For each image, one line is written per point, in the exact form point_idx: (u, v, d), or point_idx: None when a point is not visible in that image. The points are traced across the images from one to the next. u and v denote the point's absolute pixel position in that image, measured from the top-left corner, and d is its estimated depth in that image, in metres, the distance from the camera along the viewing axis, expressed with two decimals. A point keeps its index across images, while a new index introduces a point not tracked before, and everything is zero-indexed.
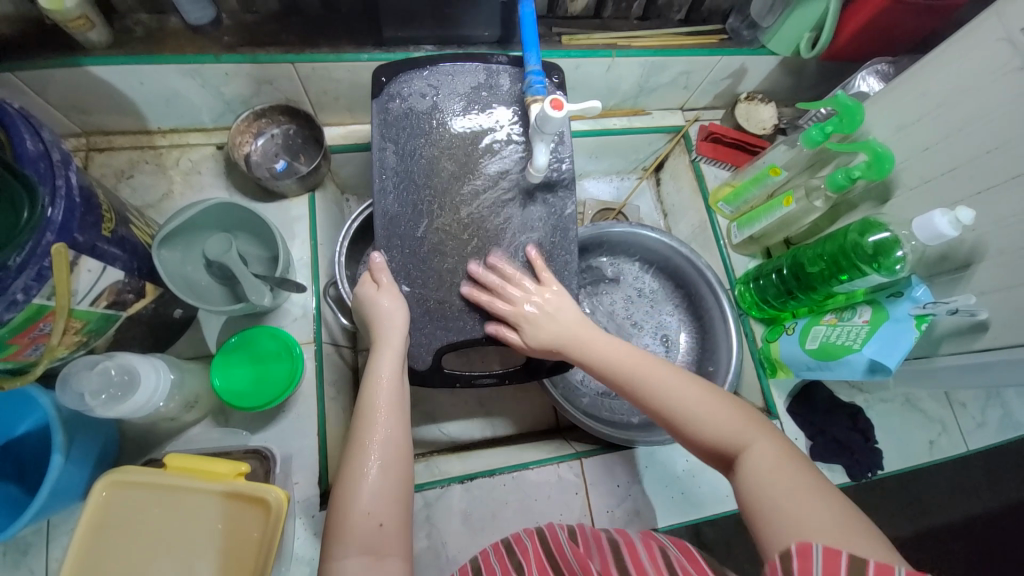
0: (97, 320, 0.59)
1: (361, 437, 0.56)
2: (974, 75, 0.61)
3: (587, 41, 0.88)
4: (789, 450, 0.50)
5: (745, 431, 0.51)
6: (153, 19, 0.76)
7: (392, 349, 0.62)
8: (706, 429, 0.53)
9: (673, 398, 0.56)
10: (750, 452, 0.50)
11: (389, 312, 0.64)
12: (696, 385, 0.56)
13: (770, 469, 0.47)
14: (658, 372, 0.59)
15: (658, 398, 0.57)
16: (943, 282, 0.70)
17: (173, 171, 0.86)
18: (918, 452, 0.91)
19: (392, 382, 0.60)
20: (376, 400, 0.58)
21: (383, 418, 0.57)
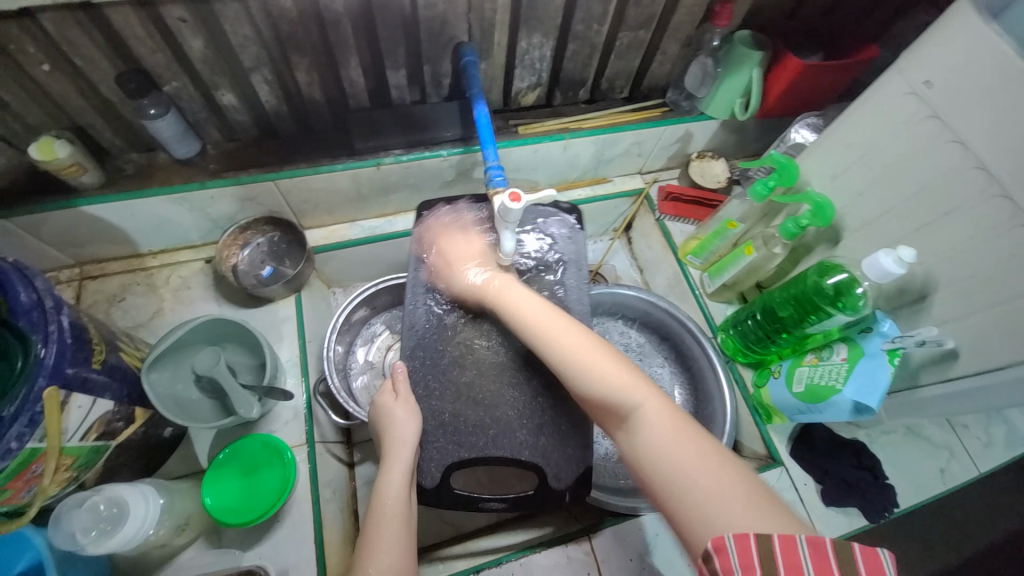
0: (87, 454, 0.60)
1: (365, 572, 0.55)
2: (887, 127, 0.67)
3: (541, 128, 0.97)
4: (675, 407, 0.54)
5: (641, 393, 0.55)
6: (143, 157, 0.83)
7: (403, 460, 0.62)
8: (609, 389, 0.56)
9: (581, 363, 0.58)
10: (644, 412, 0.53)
11: (403, 424, 0.64)
12: (602, 353, 0.59)
13: (662, 428, 0.52)
14: (574, 344, 0.60)
15: (567, 363, 0.59)
16: (907, 313, 0.72)
17: (164, 289, 0.89)
18: (931, 482, 0.89)
19: (400, 501, 0.60)
20: (385, 521, 0.58)
21: (391, 540, 0.57)
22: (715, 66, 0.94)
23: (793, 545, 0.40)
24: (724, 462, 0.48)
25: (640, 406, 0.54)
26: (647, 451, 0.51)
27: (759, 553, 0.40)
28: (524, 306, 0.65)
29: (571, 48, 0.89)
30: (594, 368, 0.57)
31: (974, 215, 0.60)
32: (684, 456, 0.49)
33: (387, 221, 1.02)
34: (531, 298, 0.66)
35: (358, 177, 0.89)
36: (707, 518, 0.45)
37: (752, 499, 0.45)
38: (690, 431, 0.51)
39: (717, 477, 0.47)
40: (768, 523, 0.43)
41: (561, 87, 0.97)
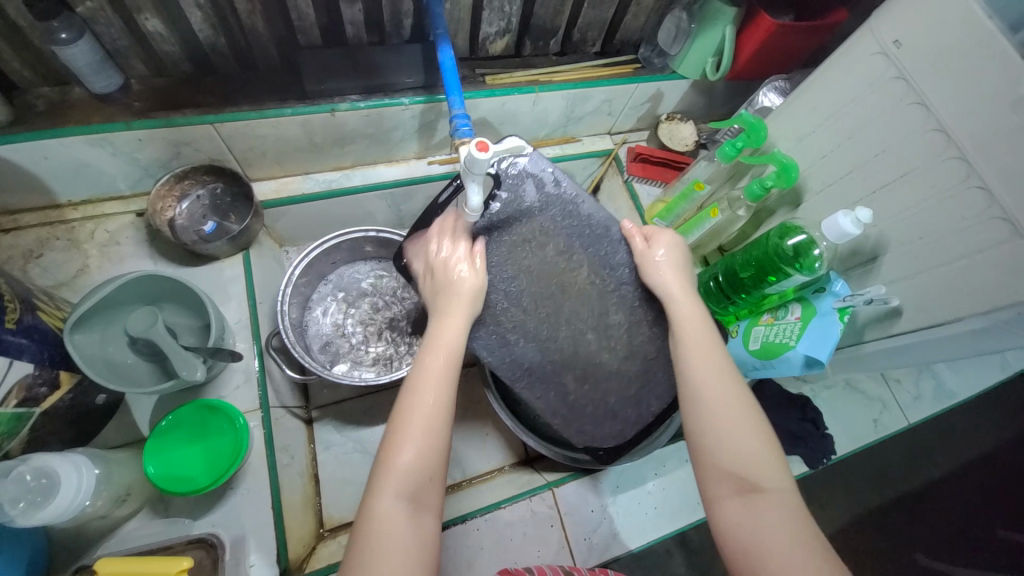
0: (6, 423, 0.53)
1: (410, 406, 0.53)
2: (855, 88, 0.68)
3: (509, 79, 0.92)
4: (807, 515, 0.51)
5: (770, 471, 0.52)
6: (55, 92, 0.73)
7: (461, 311, 0.60)
8: (749, 457, 0.53)
9: (726, 420, 0.54)
10: (776, 500, 0.50)
11: (460, 278, 0.61)
12: (752, 417, 0.55)
13: (780, 525, 0.49)
14: (721, 391, 0.56)
15: (708, 407, 0.55)
16: (857, 274, 0.75)
17: (88, 245, 0.80)
18: (864, 431, 0.96)
19: (453, 342, 0.58)
20: (429, 363, 0.55)
21: (438, 376, 0.55)
22: (688, 22, 0.93)
23: None
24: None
25: (763, 482, 0.52)
26: (751, 535, 0.49)
27: None
28: (689, 309, 0.62)
29: None
30: (728, 418, 0.55)
31: (927, 178, 0.62)
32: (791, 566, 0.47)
33: (344, 174, 0.95)
34: (709, 340, 0.60)
35: (310, 124, 0.81)
36: None
37: None
38: (820, 552, 0.48)
39: None
40: None
41: (532, 36, 0.92)
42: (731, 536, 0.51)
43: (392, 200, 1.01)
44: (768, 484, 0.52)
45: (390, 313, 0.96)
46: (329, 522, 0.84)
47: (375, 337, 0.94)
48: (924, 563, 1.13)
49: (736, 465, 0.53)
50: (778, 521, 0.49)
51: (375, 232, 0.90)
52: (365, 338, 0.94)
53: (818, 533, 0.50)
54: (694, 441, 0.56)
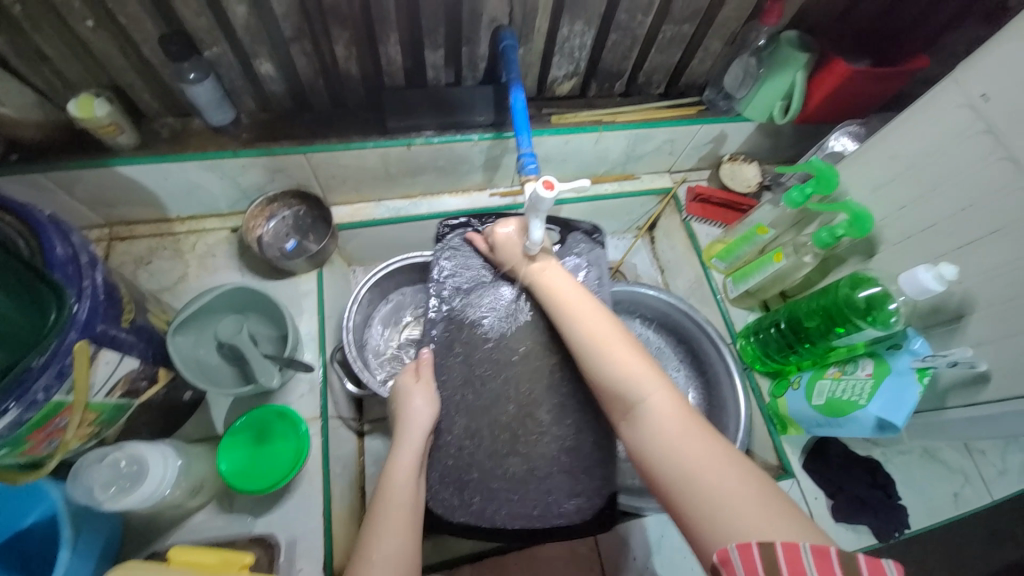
0: (110, 410, 0.60)
1: (368, 547, 0.55)
2: (937, 139, 0.65)
3: (574, 118, 0.95)
4: (685, 403, 0.56)
5: (648, 386, 0.58)
6: (177, 122, 0.84)
7: (412, 444, 0.64)
8: (618, 377, 0.59)
9: (592, 345, 0.62)
10: (651, 408, 0.55)
11: (418, 410, 0.67)
12: (630, 352, 0.61)
13: (669, 425, 0.54)
14: (580, 311, 0.66)
15: (577, 331, 0.64)
16: (940, 333, 0.70)
17: (189, 255, 0.90)
18: (943, 506, 0.87)
19: (409, 480, 0.61)
20: (389, 504, 0.58)
21: (392, 525, 0.56)
22: (758, 66, 0.92)
23: (798, 556, 0.40)
24: (736, 468, 0.49)
25: (646, 396, 0.57)
26: (651, 442, 0.54)
27: (763, 559, 0.41)
28: (548, 276, 0.70)
29: (612, 39, 0.87)
30: (609, 360, 0.61)
31: (1021, 238, 0.58)
32: (690, 459, 0.51)
33: (412, 203, 1.01)
34: (558, 269, 0.71)
35: (388, 156, 0.88)
36: (710, 526, 0.46)
37: (762, 507, 0.45)
38: (701, 436, 0.52)
39: (727, 488, 0.47)
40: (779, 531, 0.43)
41: (598, 79, 0.96)
42: (641, 454, 0.55)
43: None
44: (637, 391, 0.57)
45: None
46: None
47: None
48: None
49: (614, 388, 0.59)
50: (666, 420, 0.54)
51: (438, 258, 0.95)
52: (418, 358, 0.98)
53: (699, 419, 0.54)
54: (574, 343, 0.64)
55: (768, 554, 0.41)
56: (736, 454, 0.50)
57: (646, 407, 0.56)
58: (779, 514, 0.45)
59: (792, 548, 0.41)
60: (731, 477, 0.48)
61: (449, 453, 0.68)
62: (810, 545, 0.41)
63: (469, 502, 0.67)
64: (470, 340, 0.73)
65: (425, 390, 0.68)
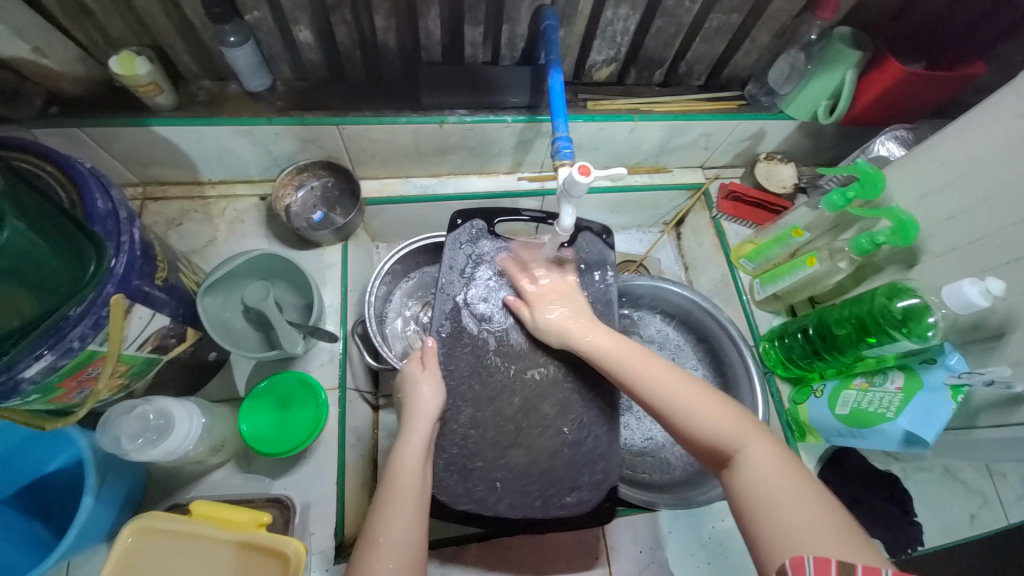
0: (140, 364, 0.61)
1: (375, 532, 0.56)
2: (994, 149, 0.62)
3: (611, 106, 0.93)
4: (788, 452, 0.51)
5: (740, 431, 0.53)
6: (214, 85, 0.84)
7: (419, 432, 0.64)
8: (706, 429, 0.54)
9: (673, 395, 0.58)
10: (750, 458, 0.51)
11: (424, 399, 0.66)
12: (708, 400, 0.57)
13: (770, 472, 0.49)
14: (647, 364, 0.63)
15: (646, 382, 0.60)
16: (976, 351, 0.68)
17: (219, 220, 0.91)
18: (958, 527, 0.86)
19: (417, 467, 0.61)
20: (396, 491, 0.59)
21: (400, 509, 0.57)
22: (805, 62, 0.89)
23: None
24: (853, 526, 0.45)
25: (741, 441, 0.52)
26: (753, 489, 0.49)
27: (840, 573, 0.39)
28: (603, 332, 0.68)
29: (656, 25, 0.84)
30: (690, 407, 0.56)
31: None
32: (799, 504, 0.46)
33: (440, 181, 1.01)
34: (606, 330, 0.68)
35: (420, 133, 0.87)
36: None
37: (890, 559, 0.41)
38: (804, 479, 0.48)
39: (847, 539, 0.43)
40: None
41: (638, 66, 0.93)
42: (744, 507, 0.49)
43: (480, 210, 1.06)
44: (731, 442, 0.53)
45: None
46: None
47: None
48: None
49: (704, 441, 0.55)
50: (767, 465, 0.50)
51: None
52: None
53: (798, 464, 0.50)
54: (651, 397, 0.60)
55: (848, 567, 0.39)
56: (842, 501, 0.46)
57: (742, 453, 0.51)
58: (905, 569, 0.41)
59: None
60: (842, 532, 0.44)
61: (466, 441, 0.68)
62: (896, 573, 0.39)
63: (471, 491, 0.67)
64: (475, 335, 0.73)
65: (433, 382, 0.68)
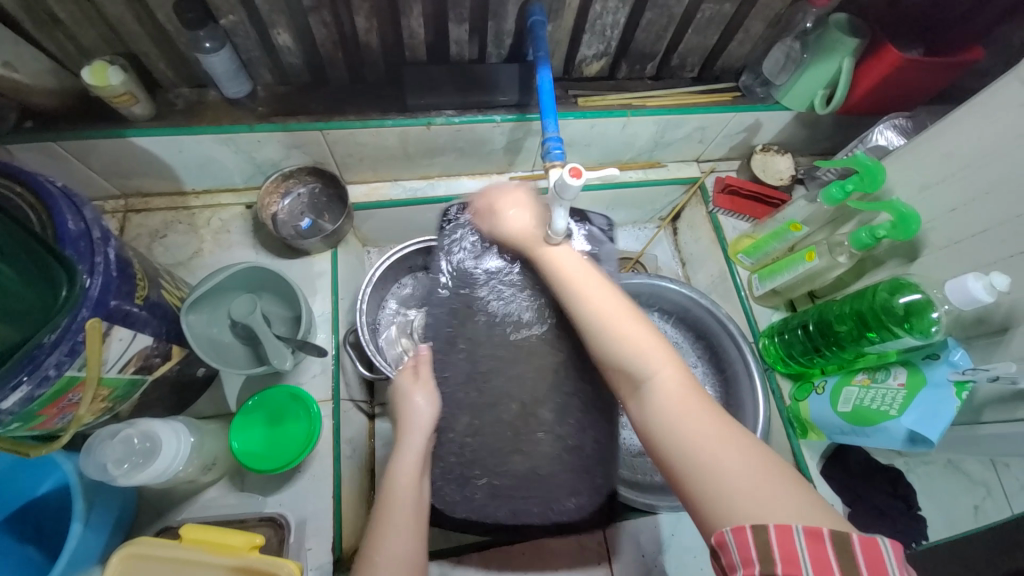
0: (124, 386, 0.60)
1: (372, 547, 0.54)
2: (996, 139, 0.60)
3: (602, 101, 0.91)
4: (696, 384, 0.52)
5: (656, 360, 0.54)
6: (193, 92, 0.81)
7: (414, 446, 0.63)
8: (625, 353, 0.55)
9: (596, 319, 0.59)
10: (666, 387, 0.51)
11: (418, 413, 0.66)
12: (637, 324, 0.57)
13: (677, 402, 0.50)
14: (590, 286, 0.61)
15: (585, 305, 0.60)
16: (980, 346, 0.67)
17: (204, 230, 0.89)
18: (963, 520, 0.85)
19: (412, 482, 0.60)
20: (392, 507, 0.57)
21: (398, 528, 0.56)
22: (800, 51, 0.86)
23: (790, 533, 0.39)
24: (753, 455, 0.45)
25: (653, 370, 0.53)
26: (657, 418, 0.50)
27: (770, 540, 0.39)
28: (559, 251, 0.65)
29: (647, 18, 0.82)
30: (620, 337, 0.56)
31: None
32: (693, 434, 0.48)
33: (430, 184, 0.99)
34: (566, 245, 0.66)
35: (407, 135, 0.85)
36: (724, 512, 0.42)
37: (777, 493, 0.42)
38: (710, 413, 0.49)
39: (737, 470, 0.44)
40: (784, 514, 0.41)
41: (629, 60, 0.91)
42: (648, 433, 0.51)
43: None
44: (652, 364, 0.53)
45: None
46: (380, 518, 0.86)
47: None
48: None
49: (624, 362, 0.55)
50: (673, 395, 0.51)
51: None
52: None
53: (705, 396, 0.51)
54: (579, 316, 0.60)
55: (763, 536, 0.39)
56: (745, 433, 0.47)
57: (652, 382, 0.53)
58: (787, 500, 0.42)
59: (792, 536, 0.38)
60: (749, 462, 0.45)
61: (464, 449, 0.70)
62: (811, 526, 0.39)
63: (470, 498, 0.70)
64: (469, 333, 0.72)
65: (427, 392, 0.67)
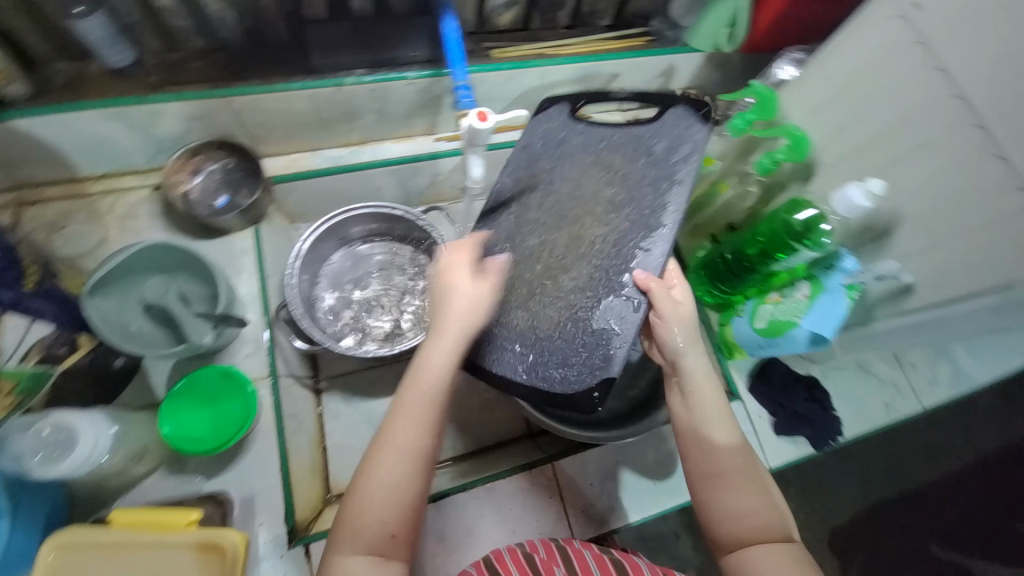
0: (30, 377, 0.58)
1: (393, 430, 0.53)
2: (871, 54, 0.66)
3: (516, 52, 0.91)
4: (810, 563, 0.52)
5: (771, 527, 0.54)
6: (72, 67, 0.75)
7: (445, 333, 0.55)
8: (753, 523, 0.54)
9: (731, 473, 0.56)
10: (785, 551, 0.52)
11: (457, 293, 0.56)
12: (757, 485, 0.55)
13: None
14: (721, 428, 0.57)
15: (711, 445, 0.56)
16: (869, 251, 0.73)
17: (108, 217, 0.83)
18: (875, 415, 0.94)
19: (444, 371, 0.54)
20: (419, 391, 0.54)
21: (415, 415, 0.53)
22: None
23: None
24: None
25: (766, 539, 0.53)
26: None
27: None
28: (701, 372, 0.59)
29: None
30: (738, 494, 0.55)
31: (943, 147, 0.60)
32: None
33: (352, 151, 0.96)
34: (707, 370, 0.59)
35: (317, 99, 0.82)
36: None
37: None
38: None
39: None
40: None
41: (540, 9, 0.91)
42: None
43: (399, 177, 1.02)
44: (779, 536, 0.53)
45: (398, 288, 0.99)
46: (336, 488, 0.86)
47: (385, 312, 0.97)
48: (939, 553, 1.20)
49: (748, 526, 0.54)
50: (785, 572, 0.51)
51: (385, 209, 0.91)
52: (373, 314, 0.96)
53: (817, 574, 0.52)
54: (701, 461, 0.56)
55: None
56: None
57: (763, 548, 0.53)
58: None
59: None
60: None
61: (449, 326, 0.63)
62: None
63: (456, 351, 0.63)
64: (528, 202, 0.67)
65: (486, 282, 0.57)
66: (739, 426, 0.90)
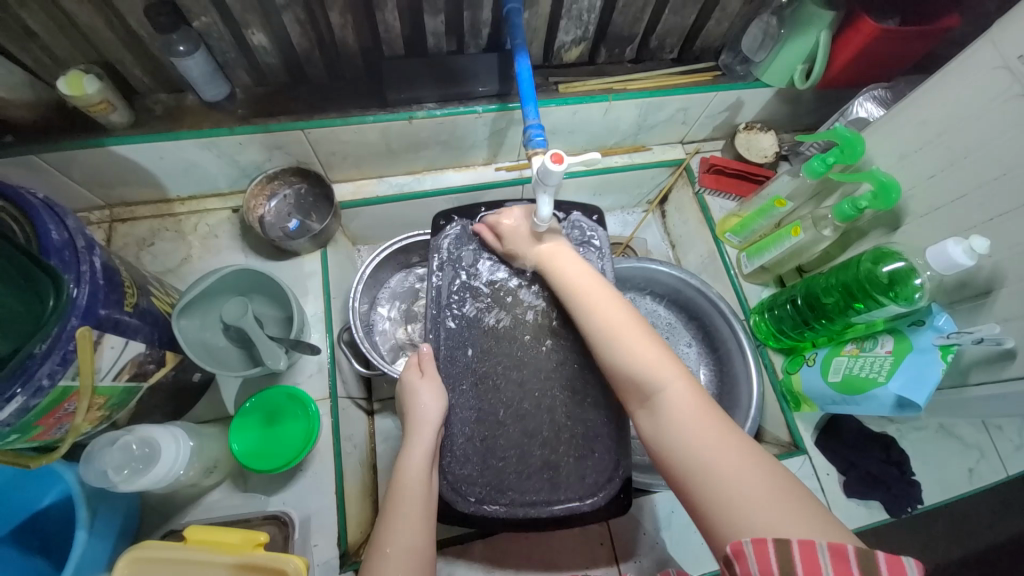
0: (118, 395, 0.60)
1: (382, 542, 0.56)
2: (970, 105, 0.61)
3: (582, 87, 0.91)
4: (704, 394, 0.54)
5: (665, 374, 0.55)
6: (171, 98, 0.81)
7: (423, 440, 0.64)
8: (635, 371, 0.57)
9: (614, 337, 0.60)
10: (673, 396, 0.53)
11: (425, 406, 0.66)
12: (650, 346, 0.58)
13: (687, 418, 0.52)
14: (601, 301, 0.63)
15: (593, 317, 0.62)
16: (964, 309, 0.69)
17: (192, 237, 0.89)
18: (958, 483, 0.86)
19: (419, 480, 0.61)
20: (402, 499, 0.59)
21: (408, 522, 0.57)
22: (778, 27, 0.86)
23: (815, 554, 0.39)
24: (744, 459, 0.48)
25: (662, 383, 0.55)
26: (667, 425, 0.52)
27: (779, 559, 0.40)
28: (571, 268, 0.67)
29: None
30: (635, 364, 0.57)
31: None
32: (695, 427, 0.51)
33: (416, 178, 0.98)
34: (577, 259, 0.68)
35: (389, 131, 0.85)
36: (720, 503, 0.46)
37: (763, 484, 0.46)
38: (714, 419, 0.51)
39: (735, 473, 0.47)
40: (778, 518, 0.43)
41: (608, 44, 0.91)
42: (652, 439, 0.53)
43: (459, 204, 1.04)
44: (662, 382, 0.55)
45: None
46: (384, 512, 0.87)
47: None
48: None
49: (630, 379, 0.57)
50: (682, 407, 0.52)
51: None
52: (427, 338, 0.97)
53: (717, 409, 0.52)
54: (590, 331, 0.62)
55: (784, 555, 0.40)
56: (748, 442, 0.49)
57: (661, 394, 0.54)
58: (782, 504, 0.44)
59: (814, 550, 0.39)
60: (730, 440, 0.49)
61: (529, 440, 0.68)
62: (828, 544, 0.40)
63: (540, 490, 0.67)
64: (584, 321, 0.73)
65: (422, 384, 0.68)
66: (805, 483, 0.85)
